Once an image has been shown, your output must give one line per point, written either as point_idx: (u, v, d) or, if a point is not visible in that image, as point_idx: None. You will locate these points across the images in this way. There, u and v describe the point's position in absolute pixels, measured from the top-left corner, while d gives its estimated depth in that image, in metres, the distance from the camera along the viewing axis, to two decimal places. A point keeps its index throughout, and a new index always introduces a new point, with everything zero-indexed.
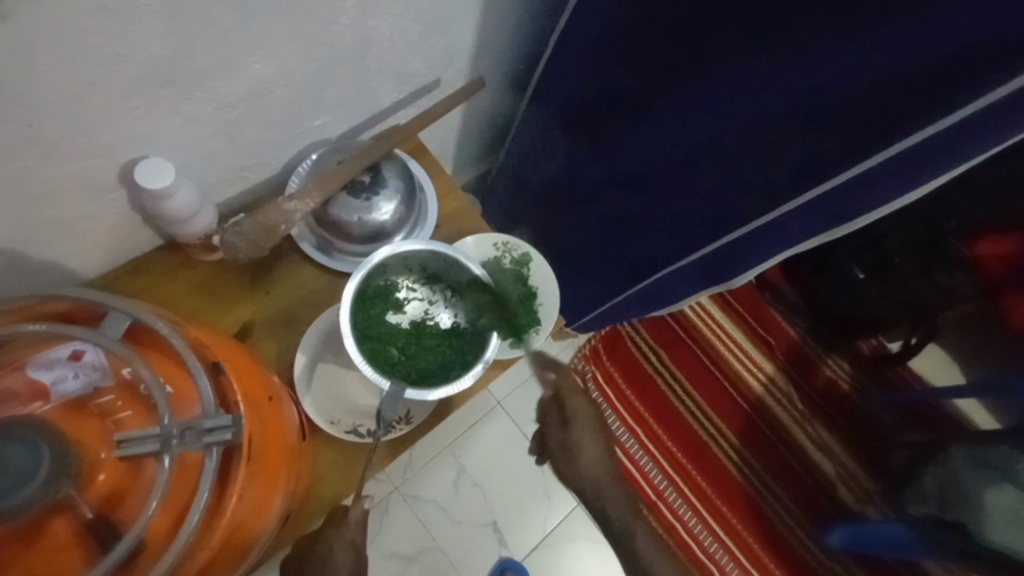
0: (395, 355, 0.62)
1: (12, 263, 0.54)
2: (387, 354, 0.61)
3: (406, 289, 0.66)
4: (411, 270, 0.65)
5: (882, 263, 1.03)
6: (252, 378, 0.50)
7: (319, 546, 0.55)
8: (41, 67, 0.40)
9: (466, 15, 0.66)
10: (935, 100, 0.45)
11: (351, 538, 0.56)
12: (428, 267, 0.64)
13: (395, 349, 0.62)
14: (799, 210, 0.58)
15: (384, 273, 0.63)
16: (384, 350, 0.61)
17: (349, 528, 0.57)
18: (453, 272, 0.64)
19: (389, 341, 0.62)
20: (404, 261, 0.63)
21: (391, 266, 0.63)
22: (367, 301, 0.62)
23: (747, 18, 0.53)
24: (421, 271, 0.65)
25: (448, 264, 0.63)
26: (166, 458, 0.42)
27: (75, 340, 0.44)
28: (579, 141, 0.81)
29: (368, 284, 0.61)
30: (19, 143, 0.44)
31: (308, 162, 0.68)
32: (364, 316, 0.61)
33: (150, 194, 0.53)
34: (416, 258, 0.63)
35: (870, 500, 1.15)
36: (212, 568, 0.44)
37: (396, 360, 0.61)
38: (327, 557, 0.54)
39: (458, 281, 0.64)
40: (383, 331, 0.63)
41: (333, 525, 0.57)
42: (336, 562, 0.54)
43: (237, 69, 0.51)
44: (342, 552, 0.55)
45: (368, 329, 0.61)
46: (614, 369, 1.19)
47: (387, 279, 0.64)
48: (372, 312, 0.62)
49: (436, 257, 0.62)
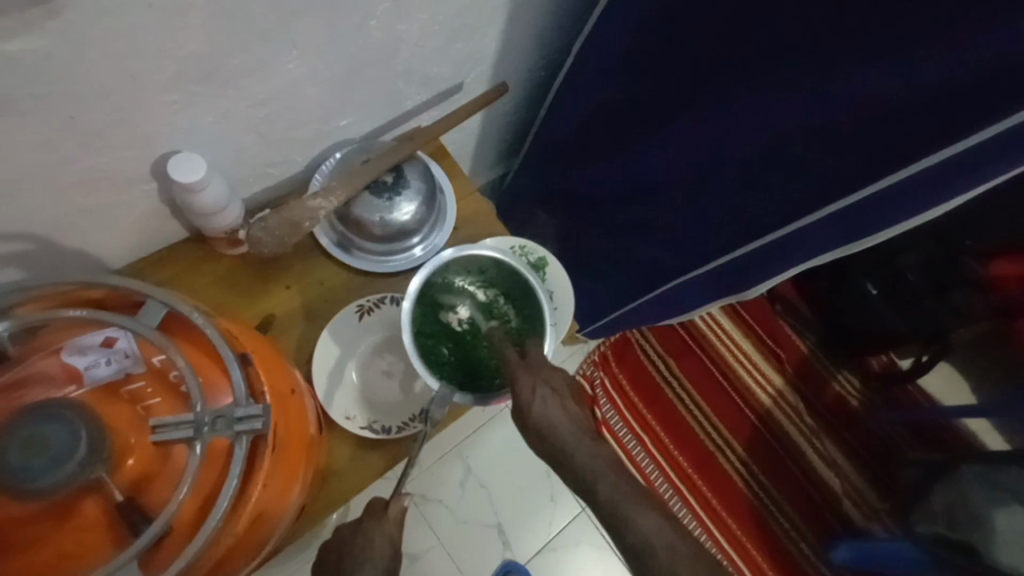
0: (446, 353, 0.63)
1: (45, 248, 0.55)
2: (437, 353, 0.62)
3: (460, 290, 0.67)
4: (469, 272, 0.66)
5: (896, 281, 1.02)
6: (278, 370, 0.51)
7: (360, 536, 0.56)
8: (88, 60, 0.42)
9: (492, 22, 0.67)
10: (957, 121, 0.45)
11: (391, 533, 0.57)
12: (486, 272, 0.65)
13: (446, 348, 0.63)
14: (818, 225, 0.57)
15: (444, 275, 0.65)
16: (436, 348, 0.62)
17: (389, 524, 0.58)
18: (509, 279, 0.65)
19: (441, 339, 0.63)
20: (464, 263, 0.64)
21: (451, 266, 0.64)
22: (426, 297, 0.63)
23: (772, 33, 0.53)
24: (479, 274, 0.66)
25: (506, 271, 0.64)
26: (198, 444, 0.43)
27: (109, 327, 0.45)
28: (598, 148, 0.82)
29: (426, 285, 0.63)
30: (62, 133, 0.46)
31: (331, 161, 0.69)
32: (421, 312, 0.63)
33: (182, 187, 0.54)
34: (476, 261, 0.64)
35: (876, 517, 1.15)
36: (235, 553, 0.45)
37: (445, 360, 0.62)
38: (368, 546, 0.56)
39: (515, 290, 0.65)
40: (438, 329, 0.64)
41: (375, 518, 0.57)
42: (376, 557, 0.55)
43: (271, 68, 0.53)
44: (382, 547, 0.56)
45: (424, 325, 0.62)
46: (622, 375, 1.19)
47: (445, 279, 0.65)
48: (428, 308, 0.64)
49: (497, 264, 0.64)
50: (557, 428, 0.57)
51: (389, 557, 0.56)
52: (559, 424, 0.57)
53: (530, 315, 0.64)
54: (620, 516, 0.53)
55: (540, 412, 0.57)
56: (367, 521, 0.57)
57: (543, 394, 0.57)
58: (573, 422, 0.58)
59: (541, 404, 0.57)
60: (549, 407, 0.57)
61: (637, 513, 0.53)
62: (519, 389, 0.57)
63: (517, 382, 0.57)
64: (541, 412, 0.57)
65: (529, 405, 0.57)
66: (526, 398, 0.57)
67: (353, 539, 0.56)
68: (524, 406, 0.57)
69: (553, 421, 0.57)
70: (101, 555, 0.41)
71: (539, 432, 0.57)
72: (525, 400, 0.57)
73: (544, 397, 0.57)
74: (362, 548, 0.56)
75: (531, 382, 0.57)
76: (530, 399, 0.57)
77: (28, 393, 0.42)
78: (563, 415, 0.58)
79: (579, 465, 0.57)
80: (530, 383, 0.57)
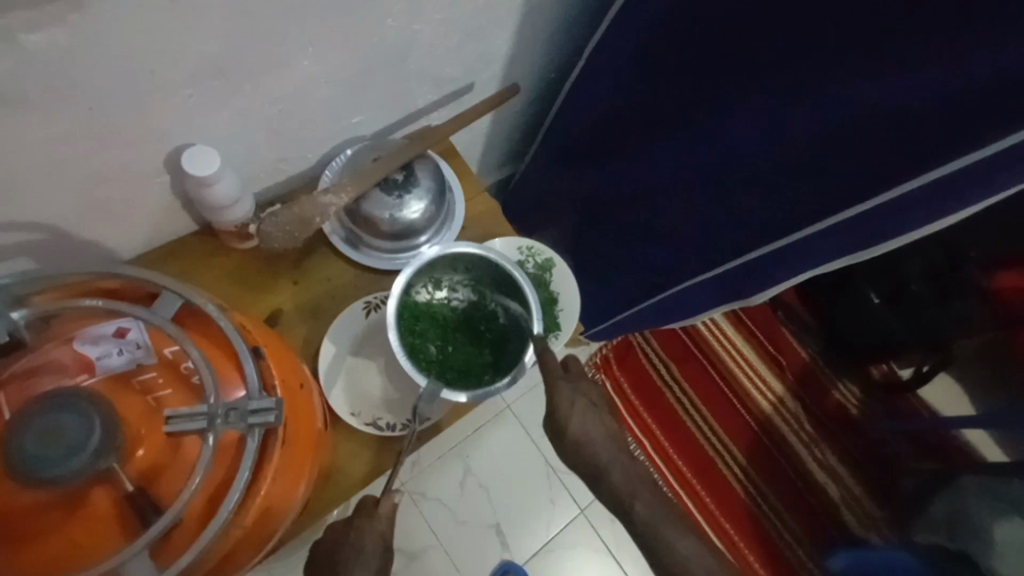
0: (432, 352, 0.63)
1: (57, 239, 0.55)
2: (425, 351, 0.62)
3: (448, 288, 0.66)
4: (456, 270, 0.65)
5: (899, 289, 1.03)
6: (287, 365, 0.52)
7: (352, 531, 0.56)
8: (108, 54, 0.42)
9: (505, 24, 0.68)
10: (970, 134, 0.46)
11: (382, 531, 0.57)
12: (473, 270, 0.65)
13: (433, 346, 0.64)
14: (826, 233, 0.57)
15: (430, 274, 0.64)
16: (422, 346, 0.63)
17: (380, 521, 0.57)
18: (497, 276, 0.64)
19: (428, 336, 0.64)
20: (451, 262, 0.64)
21: (438, 265, 0.63)
22: (412, 296, 0.63)
23: (785, 41, 0.54)
24: (466, 272, 0.65)
25: (494, 267, 0.63)
26: (210, 436, 0.44)
27: (123, 317, 0.46)
28: (606, 152, 0.82)
29: (412, 285, 0.63)
30: (80, 125, 0.46)
31: (342, 158, 0.70)
32: (408, 310, 0.62)
33: (195, 180, 0.55)
34: (463, 259, 0.63)
35: (874, 526, 1.15)
36: (242, 545, 0.46)
37: (432, 357, 0.63)
38: (360, 544, 0.56)
39: (504, 288, 0.64)
40: (426, 327, 0.64)
41: (365, 516, 0.57)
42: (367, 555, 0.55)
43: (288, 64, 0.53)
44: (373, 544, 0.56)
45: (411, 323, 0.62)
46: (623, 378, 1.20)
47: (431, 277, 0.65)
48: (415, 305, 0.63)
49: (485, 260, 0.63)
50: (595, 447, 0.57)
51: (381, 557, 0.56)
52: (597, 441, 0.57)
53: (520, 311, 0.63)
54: (664, 548, 0.55)
55: (576, 425, 0.57)
56: (360, 518, 0.57)
57: (580, 409, 0.57)
58: (611, 438, 0.59)
59: (577, 415, 0.57)
60: (587, 424, 0.57)
61: (678, 541, 0.55)
62: (557, 400, 0.57)
63: (558, 395, 0.57)
64: (578, 425, 0.57)
65: (568, 416, 0.57)
66: (565, 414, 0.57)
67: (346, 533, 0.56)
68: (561, 417, 0.57)
69: (594, 444, 0.57)
70: (112, 546, 0.41)
71: (577, 448, 0.57)
72: (563, 411, 0.57)
73: (582, 411, 0.57)
74: (354, 546, 0.56)
75: (569, 395, 0.57)
76: (567, 412, 0.57)
77: (40, 381, 0.42)
78: (601, 430, 0.58)
79: (620, 492, 0.57)
80: (569, 395, 0.57)
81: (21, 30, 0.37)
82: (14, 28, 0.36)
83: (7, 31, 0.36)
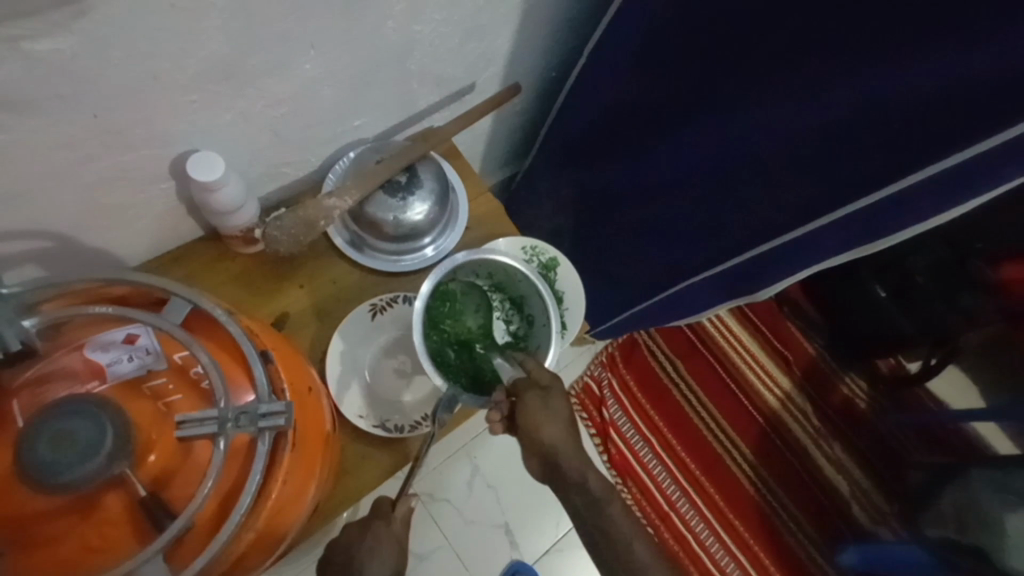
0: (452, 356, 0.61)
1: (64, 246, 0.56)
2: (445, 354, 0.60)
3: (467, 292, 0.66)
4: (478, 276, 0.66)
5: (906, 283, 1.02)
6: (296, 370, 0.53)
7: (367, 535, 0.57)
8: (112, 60, 0.42)
9: (505, 23, 0.68)
10: (975, 125, 0.45)
11: (397, 535, 0.58)
12: (495, 277, 0.65)
13: (452, 351, 0.62)
14: (833, 226, 0.56)
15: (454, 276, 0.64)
16: (443, 349, 0.60)
17: (396, 525, 0.59)
18: (517, 286, 0.65)
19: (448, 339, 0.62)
20: (475, 266, 0.64)
21: (462, 269, 0.64)
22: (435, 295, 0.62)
23: (785, 37, 0.53)
24: (487, 279, 0.66)
25: (517, 277, 0.64)
26: (222, 440, 0.44)
27: (131, 324, 0.46)
28: (608, 148, 0.81)
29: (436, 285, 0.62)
30: (86, 133, 0.46)
31: (346, 160, 0.70)
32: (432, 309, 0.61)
33: (200, 186, 0.55)
34: (488, 266, 0.64)
35: (884, 521, 1.14)
36: (252, 551, 0.46)
37: (451, 361, 0.60)
38: (374, 549, 0.56)
39: (523, 297, 0.65)
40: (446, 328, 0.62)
41: (381, 518, 0.59)
42: (381, 558, 0.56)
43: (290, 69, 0.53)
44: (388, 548, 0.57)
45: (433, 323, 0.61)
46: (630, 377, 1.20)
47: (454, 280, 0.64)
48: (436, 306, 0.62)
49: (508, 269, 0.63)
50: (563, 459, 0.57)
51: (396, 560, 0.57)
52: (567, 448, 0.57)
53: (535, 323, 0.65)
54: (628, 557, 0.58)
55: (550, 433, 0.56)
56: (375, 520, 0.58)
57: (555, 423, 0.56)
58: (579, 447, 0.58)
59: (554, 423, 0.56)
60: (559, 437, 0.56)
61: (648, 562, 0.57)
62: (537, 406, 0.56)
63: (535, 404, 0.56)
64: (551, 434, 0.56)
65: (544, 425, 0.56)
66: (542, 424, 0.56)
67: (361, 535, 0.57)
68: (537, 426, 0.56)
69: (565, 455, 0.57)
70: (125, 549, 0.42)
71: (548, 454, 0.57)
72: (541, 420, 0.56)
73: (558, 419, 0.56)
74: (367, 547, 0.56)
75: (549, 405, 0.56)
76: (541, 427, 0.56)
77: (51, 389, 0.43)
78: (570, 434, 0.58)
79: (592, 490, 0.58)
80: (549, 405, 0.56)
81: (24, 39, 0.37)
82: (20, 35, 0.37)
83: (12, 38, 0.37)
